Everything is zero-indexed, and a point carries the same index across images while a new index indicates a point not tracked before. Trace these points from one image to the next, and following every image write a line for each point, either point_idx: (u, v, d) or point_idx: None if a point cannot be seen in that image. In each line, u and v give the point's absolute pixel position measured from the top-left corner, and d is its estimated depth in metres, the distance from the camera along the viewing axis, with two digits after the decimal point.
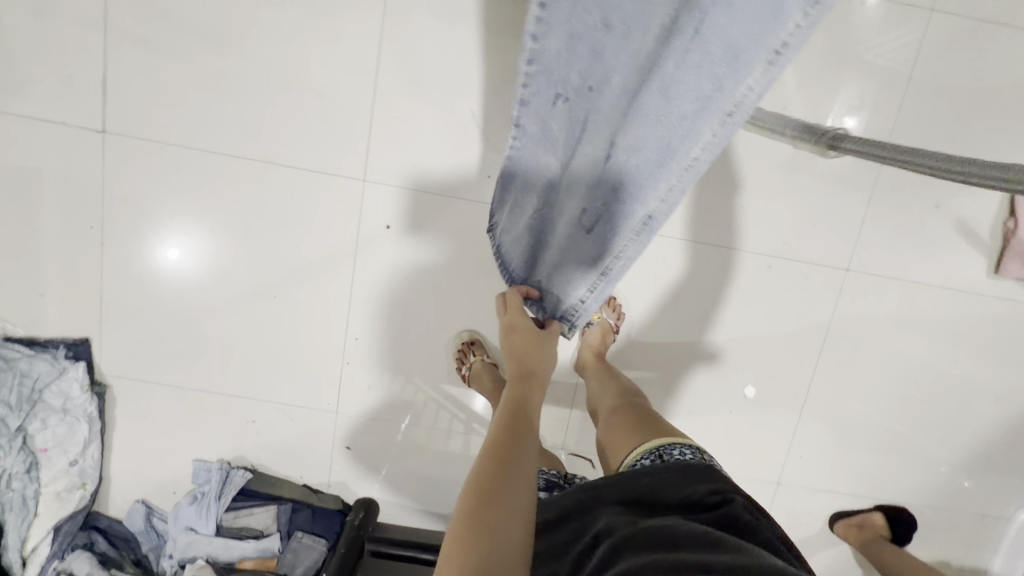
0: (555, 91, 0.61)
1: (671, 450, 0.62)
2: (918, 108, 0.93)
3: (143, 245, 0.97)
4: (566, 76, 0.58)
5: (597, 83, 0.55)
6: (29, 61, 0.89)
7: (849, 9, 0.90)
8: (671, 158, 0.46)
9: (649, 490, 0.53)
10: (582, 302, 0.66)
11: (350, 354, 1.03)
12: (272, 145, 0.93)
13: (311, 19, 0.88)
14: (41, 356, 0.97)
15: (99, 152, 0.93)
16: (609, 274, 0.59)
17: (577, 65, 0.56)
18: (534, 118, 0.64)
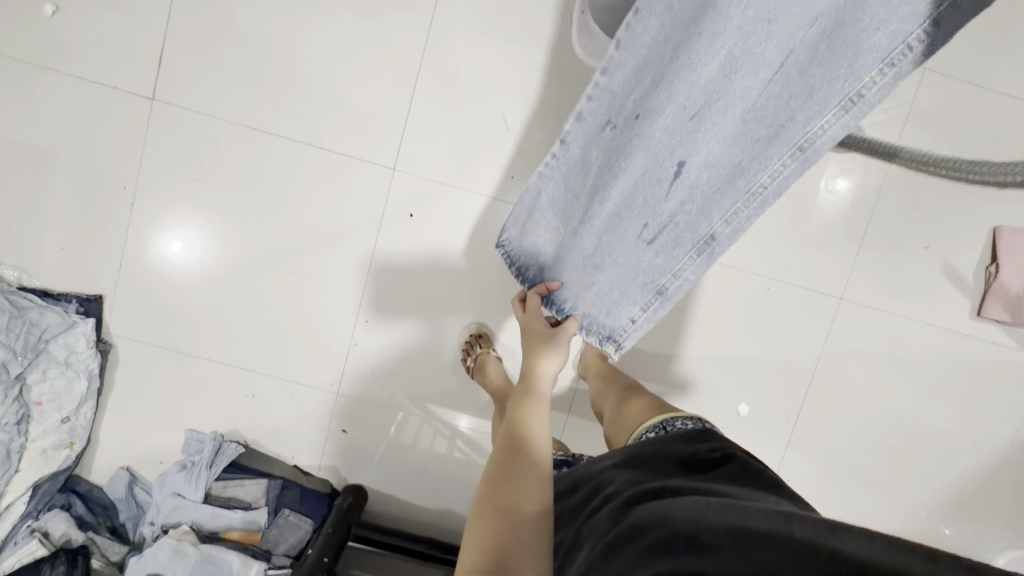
0: (606, 116, 0.62)
1: (674, 422, 0.69)
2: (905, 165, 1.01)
3: (150, 234, 1.01)
4: (626, 95, 0.58)
5: (662, 92, 0.54)
6: (93, 27, 0.95)
7: None
8: (745, 182, 0.54)
9: (655, 454, 0.59)
10: (632, 322, 0.74)
11: (359, 336, 1.05)
12: (311, 128, 0.99)
13: (364, 17, 0.96)
14: (52, 308, 0.98)
15: (145, 117, 0.98)
16: (666, 294, 0.68)
17: (635, 91, 0.57)
18: (581, 137, 0.66)
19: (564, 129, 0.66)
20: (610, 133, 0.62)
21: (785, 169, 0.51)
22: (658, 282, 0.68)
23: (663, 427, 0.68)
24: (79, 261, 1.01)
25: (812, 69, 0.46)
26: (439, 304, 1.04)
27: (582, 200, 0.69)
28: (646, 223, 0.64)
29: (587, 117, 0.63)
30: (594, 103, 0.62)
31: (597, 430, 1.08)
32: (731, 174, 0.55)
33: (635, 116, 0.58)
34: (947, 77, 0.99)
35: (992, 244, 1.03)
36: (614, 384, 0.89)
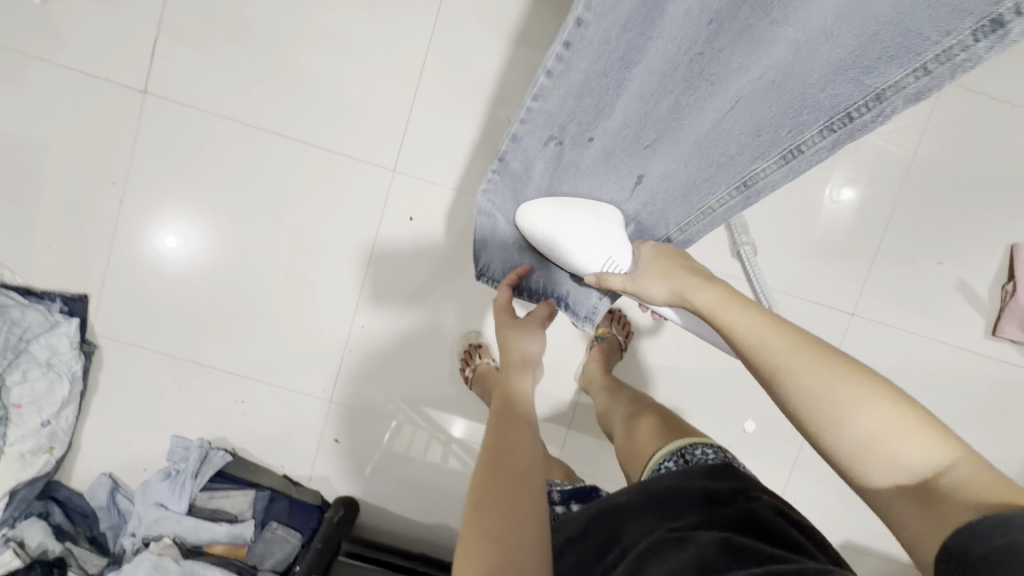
0: (548, 134, 0.58)
1: (694, 450, 0.66)
2: (919, 179, 0.98)
3: (143, 230, 0.97)
4: (569, 117, 0.56)
5: (614, 111, 0.56)
6: (84, 16, 0.91)
7: None
8: (696, 199, 0.63)
9: (677, 490, 0.55)
10: (595, 307, 0.75)
11: (354, 343, 1.01)
12: (309, 126, 0.95)
13: (367, 13, 0.92)
14: (34, 307, 0.94)
15: (137, 111, 0.94)
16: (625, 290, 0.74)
17: (580, 112, 0.56)
18: (521, 156, 0.60)
19: (500, 149, 0.60)
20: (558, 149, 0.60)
21: (728, 200, 0.61)
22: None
23: (682, 455, 0.65)
24: (63, 257, 0.97)
25: (759, 114, 0.54)
26: (438, 310, 1.01)
27: None
28: None
29: (526, 138, 0.58)
30: (530, 126, 0.57)
31: (597, 445, 1.04)
32: (689, 190, 0.63)
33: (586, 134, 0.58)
34: (968, 90, 0.96)
35: (1008, 263, 1.00)
36: (621, 399, 0.86)
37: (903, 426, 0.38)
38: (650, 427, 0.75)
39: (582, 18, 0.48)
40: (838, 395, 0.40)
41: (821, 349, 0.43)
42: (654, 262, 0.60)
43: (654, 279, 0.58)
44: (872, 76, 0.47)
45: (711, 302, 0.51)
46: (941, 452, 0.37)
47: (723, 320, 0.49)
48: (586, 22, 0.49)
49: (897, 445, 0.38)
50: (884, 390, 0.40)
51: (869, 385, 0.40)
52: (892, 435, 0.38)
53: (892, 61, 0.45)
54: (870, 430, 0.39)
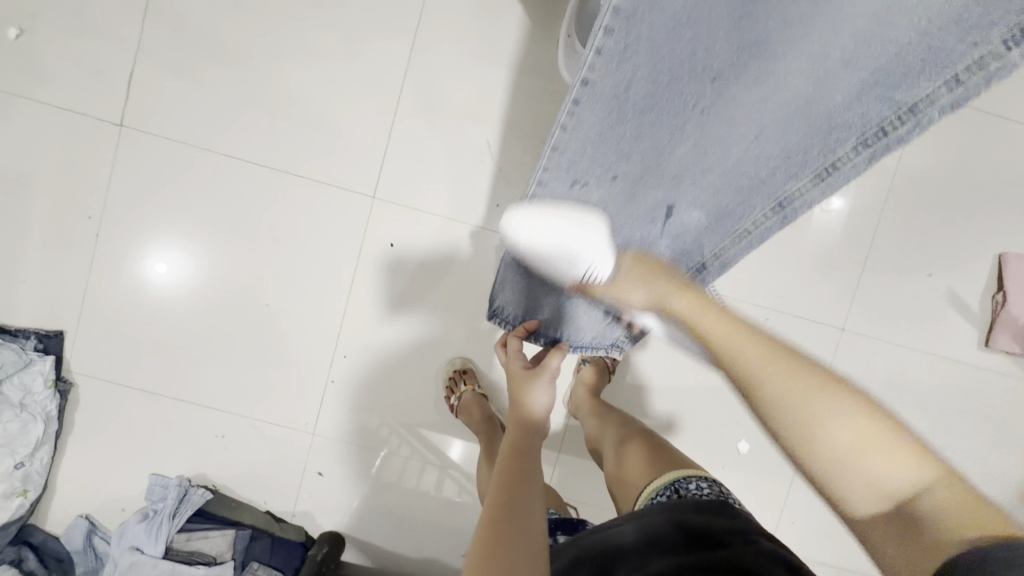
0: (589, 161, 0.56)
1: (688, 484, 0.63)
2: (901, 188, 0.98)
3: (128, 261, 0.96)
4: (608, 138, 0.53)
5: (655, 131, 0.53)
6: (60, 52, 0.91)
7: None
8: (732, 220, 0.64)
9: (668, 529, 0.53)
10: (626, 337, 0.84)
11: (336, 372, 0.99)
12: (288, 155, 0.95)
13: (343, 42, 0.93)
14: (8, 345, 0.92)
15: (113, 144, 0.93)
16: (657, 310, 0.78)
17: (621, 135, 0.53)
18: (557, 178, 0.57)
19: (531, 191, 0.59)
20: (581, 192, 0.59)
21: (766, 220, 0.62)
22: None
23: (676, 490, 0.62)
24: (38, 293, 0.95)
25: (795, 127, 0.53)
26: (422, 337, 0.99)
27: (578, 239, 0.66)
28: None
29: (564, 152, 0.55)
30: (552, 171, 0.57)
31: (589, 469, 1.02)
32: (723, 216, 0.64)
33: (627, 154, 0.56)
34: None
35: (997, 271, 0.99)
36: (611, 424, 0.83)
37: (867, 447, 0.44)
38: (639, 454, 0.73)
39: (588, 76, 0.47)
40: (809, 413, 0.45)
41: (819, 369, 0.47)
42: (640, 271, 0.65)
43: (633, 286, 0.65)
44: (901, 94, 0.48)
45: (688, 310, 0.57)
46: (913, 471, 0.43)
47: (717, 342, 0.51)
48: (594, 78, 0.48)
49: (861, 463, 0.44)
50: (855, 408, 0.45)
51: (859, 411, 0.45)
52: (860, 455, 0.44)
53: (920, 73, 0.47)
54: (836, 449, 0.44)
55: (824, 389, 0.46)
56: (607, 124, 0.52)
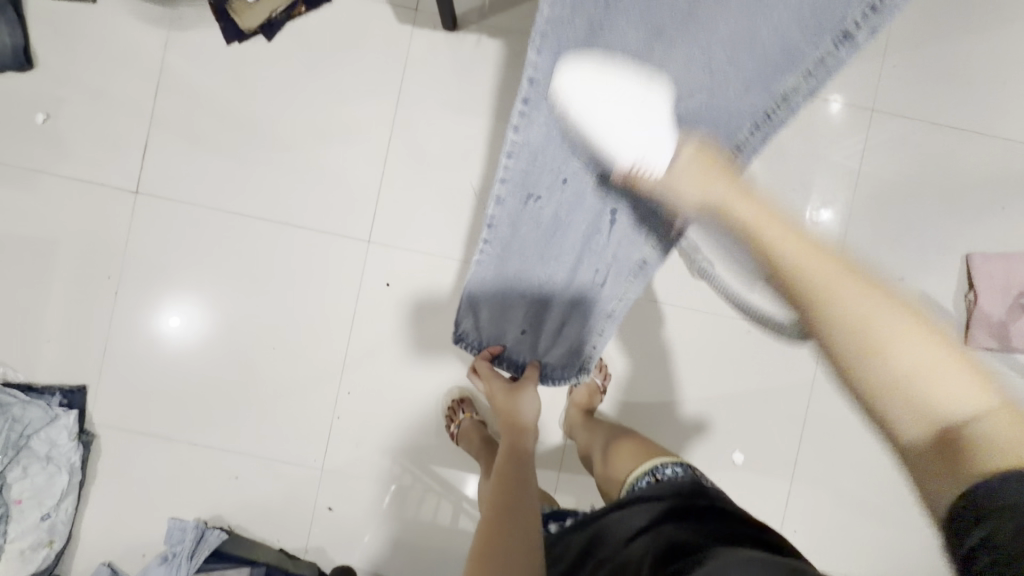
0: (528, 198, 0.66)
1: (663, 469, 0.68)
2: (864, 199, 1.03)
3: (145, 320, 1.03)
4: (541, 174, 0.64)
5: (579, 156, 0.63)
6: (82, 132, 1.01)
7: (816, 115, 1.03)
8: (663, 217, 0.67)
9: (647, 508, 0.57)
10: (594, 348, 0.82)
11: (342, 409, 1.04)
12: (289, 208, 1.02)
13: (335, 105, 1.02)
14: (35, 402, 0.98)
15: (130, 209, 1.02)
16: (615, 315, 0.79)
17: (546, 178, 0.64)
18: (505, 217, 0.66)
19: (487, 215, 0.66)
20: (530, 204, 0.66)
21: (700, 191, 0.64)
22: (606, 307, 0.79)
23: (653, 474, 0.67)
24: (63, 351, 1.02)
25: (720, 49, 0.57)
26: (420, 369, 1.04)
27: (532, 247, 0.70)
28: (595, 269, 0.74)
29: (507, 199, 0.65)
30: (509, 184, 0.64)
31: (589, 489, 1.04)
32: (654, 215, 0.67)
33: (561, 180, 0.65)
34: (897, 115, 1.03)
35: (966, 272, 1.03)
36: (599, 434, 0.88)
37: (937, 363, 0.40)
38: (625, 455, 0.76)
39: (533, 77, 0.56)
40: (868, 332, 0.42)
41: (858, 274, 0.44)
42: (695, 172, 0.54)
43: (691, 185, 0.53)
44: (799, 60, 0.54)
45: (756, 217, 0.48)
46: (970, 390, 0.40)
47: (765, 235, 0.47)
48: (538, 78, 0.56)
49: (936, 383, 0.40)
50: (927, 336, 0.41)
51: (911, 327, 0.41)
52: (930, 371, 0.40)
53: (783, 70, 0.55)
54: (899, 367, 0.40)
55: (819, 256, 0.45)
56: (551, 135, 0.61)
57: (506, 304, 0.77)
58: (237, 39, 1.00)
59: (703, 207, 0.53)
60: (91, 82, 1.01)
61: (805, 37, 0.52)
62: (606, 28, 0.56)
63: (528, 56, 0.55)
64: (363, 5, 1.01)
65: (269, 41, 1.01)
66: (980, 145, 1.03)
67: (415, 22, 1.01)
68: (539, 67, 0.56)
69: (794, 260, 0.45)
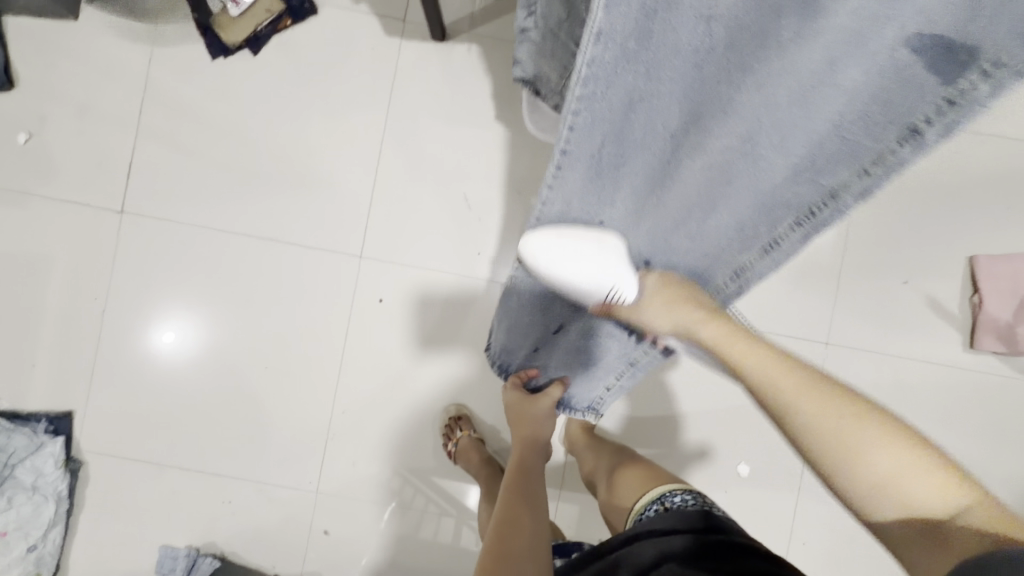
0: None
1: (673, 497, 0.65)
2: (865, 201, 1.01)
3: (138, 338, 1.00)
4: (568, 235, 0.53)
5: (613, 221, 0.51)
6: (64, 152, 0.99)
7: None
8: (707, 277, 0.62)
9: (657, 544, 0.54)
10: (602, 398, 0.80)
11: (336, 429, 1.01)
12: (279, 224, 1.00)
13: (324, 118, 1.00)
14: (20, 430, 0.95)
15: (115, 229, 1.00)
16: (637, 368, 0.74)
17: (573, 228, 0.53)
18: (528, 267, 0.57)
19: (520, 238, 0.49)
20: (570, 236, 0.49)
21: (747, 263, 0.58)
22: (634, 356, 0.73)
23: (662, 503, 0.64)
24: (48, 377, 0.99)
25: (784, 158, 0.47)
26: (416, 386, 1.02)
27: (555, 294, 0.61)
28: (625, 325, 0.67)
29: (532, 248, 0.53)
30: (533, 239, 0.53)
31: (592, 506, 1.01)
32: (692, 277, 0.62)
33: (588, 239, 0.55)
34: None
35: (970, 274, 1.01)
36: (603, 457, 0.85)
37: (909, 462, 0.40)
38: (631, 482, 0.74)
39: (576, 112, 0.37)
40: (835, 429, 0.43)
41: (823, 380, 0.46)
42: (660, 299, 0.58)
43: (660, 310, 0.58)
44: (861, 151, 0.44)
45: (719, 337, 0.53)
46: (953, 491, 0.38)
47: (736, 354, 0.51)
48: (582, 114, 0.38)
49: (909, 483, 0.39)
50: (896, 428, 0.42)
51: (880, 421, 0.42)
52: (900, 478, 0.40)
53: (839, 159, 0.46)
54: (875, 470, 0.40)
55: (790, 370, 0.47)
56: (591, 185, 0.43)
57: (524, 326, 0.68)
58: (222, 55, 0.99)
59: (694, 338, 0.56)
60: (73, 100, 0.99)
61: (867, 130, 0.43)
62: (649, 101, 0.40)
63: (558, 129, 0.38)
64: (350, 17, 0.99)
65: (255, 55, 0.99)
66: (981, 145, 1.01)
67: (403, 32, 0.99)
68: (577, 127, 0.38)
69: (749, 369, 0.49)
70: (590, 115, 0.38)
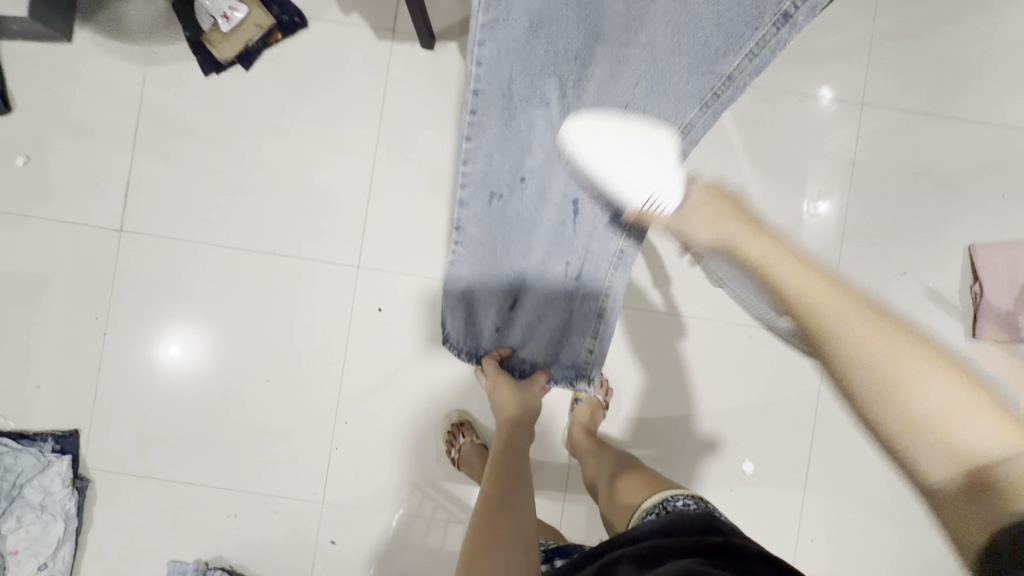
0: (487, 193, 0.66)
1: (675, 501, 0.65)
2: (859, 193, 1.01)
3: (139, 355, 1.01)
4: (497, 168, 0.64)
5: (535, 150, 0.63)
6: (61, 172, 1.00)
7: (808, 110, 1.01)
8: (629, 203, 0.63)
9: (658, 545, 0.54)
10: (591, 350, 0.76)
11: (339, 439, 1.01)
12: (276, 237, 1.01)
13: (317, 130, 1.00)
14: (27, 450, 0.96)
15: (114, 248, 1.01)
16: (607, 315, 0.72)
17: (507, 164, 0.64)
18: (470, 220, 0.68)
19: (454, 216, 0.68)
20: (500, 203, 0.67)
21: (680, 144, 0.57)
22: (596, 306, 0.73)
23: (663, 506, 0.65)
24: (54, 396, 1.00)
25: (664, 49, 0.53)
26: (417, 394, 1.02)
27: (501, 240, 0.70)
28: (568, 262, 0.71)
29: (469, 201, 0.67)
30: (468, 186, 0.66)
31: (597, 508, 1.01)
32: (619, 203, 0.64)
33: (518, 179, 0.65)
34: (890, 104, 1.01)
35: (970, 264, 1.00)
36: (604, 462, 0.86)
37: (958, 398, 0.42)
38: (634, 487, 0.74)
39: (478, 86, 0.56)
40: (893, 373, 0.43)
41: (876, 311, 0.46)
42: (707, 212, 0.55)
43: (700, 223, 0.55)
44: (740, 34, 0.50)
45: (766, 252, 0.50)
46: (1007, 436, 0.41)
47: (777, 273, 0.49)
48: (483, 81, 0.56)
49: (959, 423, 0.41)
50: (926, 356, 0.44)
51: (924, 356, 0.44)
52: (957, 409, 0.42)
53: (725, 51, 0.51)
54: (933, 404, 0.42)
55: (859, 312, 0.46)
56: (505, 123, 0.60)
57: (481, 299, 0.77)
58: (214, 71, 0.99)
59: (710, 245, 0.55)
60: (69, 122, 1.00)
61: (741, 21, 0.50)
62: (547, 27, 0.53)
63: (470, 66, 0.55)
64: (340, 28, 0.99)
65: (247, 70, 0.99)
66: (975, 134, 1.01)
67: (392, 41, 1.00)
68: (484, 59, 0.54)
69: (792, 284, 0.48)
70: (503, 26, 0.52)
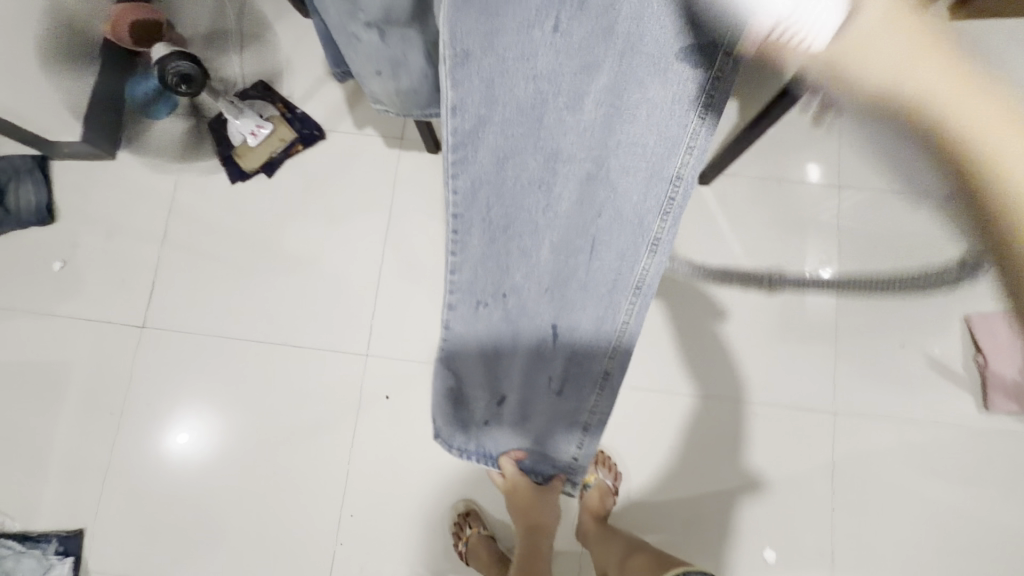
0: (476, 299, 0.58)
1: None
2: (854, 262, 1.05)
3: (149, 447, 1.02)
4: (482, 277, 0.56)
5: (517, 267, 0.55)
6: (92, 274, 1.07)
7: (789, 193, 1.07)
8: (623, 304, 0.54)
9: None
10: (577, 458, 0.70)
11: (344, 532, 0.99)
12: (288, 328, 1.05)
13: (330, 227, 1.08)
14: (30, 552, 0.97)
15: (135, 344, 1.05)
16: (593, 429, 0.66)
17: (488, 275, 0.56)
18: (463, 328, 0.59)
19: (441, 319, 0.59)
20: (486, 310, 0.58)
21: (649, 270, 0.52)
22: (584, 417, 0.66)
23: None
24: (61, 493, 1.00)
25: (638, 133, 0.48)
26: (423, 481, 1.01)
27: (491, 352, 0.61)
28: (550, 377, 0.62)
29: (458, 305, 0.58)
30: (459, 292, 0.58)
31: None
32: (607, 310, 0.55)
33: (500, 295, 0.57)
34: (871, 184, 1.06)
35: (969, 333, 1.01)
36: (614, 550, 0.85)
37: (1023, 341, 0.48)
38: None
39: (456, 212, 0.53)
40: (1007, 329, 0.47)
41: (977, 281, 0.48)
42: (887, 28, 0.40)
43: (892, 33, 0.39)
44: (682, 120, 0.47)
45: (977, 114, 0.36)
46: None
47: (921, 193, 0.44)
48: (461, 212, 0.53)
49: None
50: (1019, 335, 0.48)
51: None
52: None
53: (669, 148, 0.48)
54: None
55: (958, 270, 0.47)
56: (489, 247, 0.55)
57: (471, 385, 0.65)
58: (240, 179, 1.09)
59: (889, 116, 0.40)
60: (104, 227, 1.09)
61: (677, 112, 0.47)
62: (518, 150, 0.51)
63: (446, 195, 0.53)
64: (354, 137, 1.10)
65: (269, 177, 1.09)
66: None
67: (401, 147, 1.10)
68: (460, 187, 0.52)
69: (934, 95, 0.37)
70: (465, 132, 0.50)
